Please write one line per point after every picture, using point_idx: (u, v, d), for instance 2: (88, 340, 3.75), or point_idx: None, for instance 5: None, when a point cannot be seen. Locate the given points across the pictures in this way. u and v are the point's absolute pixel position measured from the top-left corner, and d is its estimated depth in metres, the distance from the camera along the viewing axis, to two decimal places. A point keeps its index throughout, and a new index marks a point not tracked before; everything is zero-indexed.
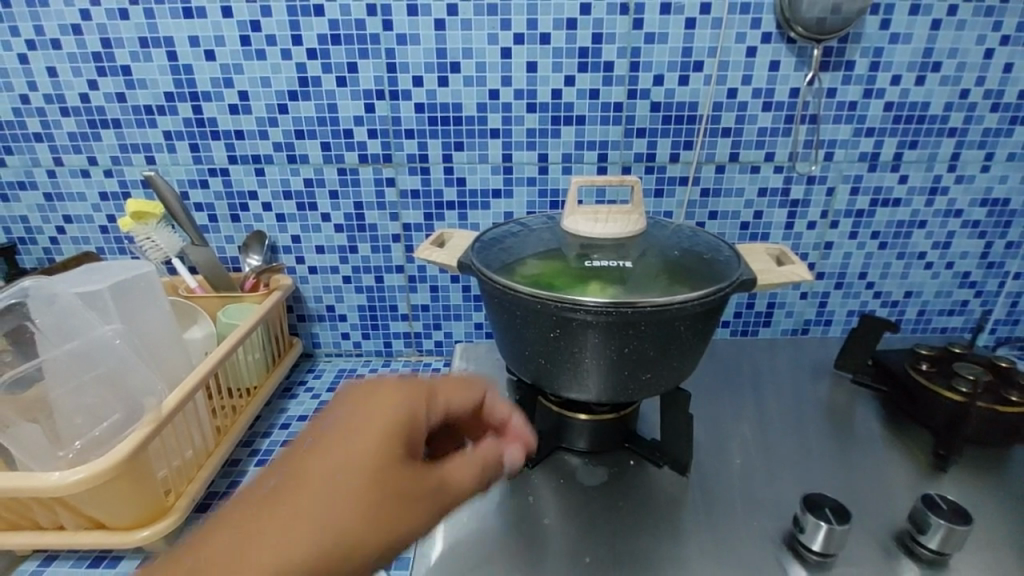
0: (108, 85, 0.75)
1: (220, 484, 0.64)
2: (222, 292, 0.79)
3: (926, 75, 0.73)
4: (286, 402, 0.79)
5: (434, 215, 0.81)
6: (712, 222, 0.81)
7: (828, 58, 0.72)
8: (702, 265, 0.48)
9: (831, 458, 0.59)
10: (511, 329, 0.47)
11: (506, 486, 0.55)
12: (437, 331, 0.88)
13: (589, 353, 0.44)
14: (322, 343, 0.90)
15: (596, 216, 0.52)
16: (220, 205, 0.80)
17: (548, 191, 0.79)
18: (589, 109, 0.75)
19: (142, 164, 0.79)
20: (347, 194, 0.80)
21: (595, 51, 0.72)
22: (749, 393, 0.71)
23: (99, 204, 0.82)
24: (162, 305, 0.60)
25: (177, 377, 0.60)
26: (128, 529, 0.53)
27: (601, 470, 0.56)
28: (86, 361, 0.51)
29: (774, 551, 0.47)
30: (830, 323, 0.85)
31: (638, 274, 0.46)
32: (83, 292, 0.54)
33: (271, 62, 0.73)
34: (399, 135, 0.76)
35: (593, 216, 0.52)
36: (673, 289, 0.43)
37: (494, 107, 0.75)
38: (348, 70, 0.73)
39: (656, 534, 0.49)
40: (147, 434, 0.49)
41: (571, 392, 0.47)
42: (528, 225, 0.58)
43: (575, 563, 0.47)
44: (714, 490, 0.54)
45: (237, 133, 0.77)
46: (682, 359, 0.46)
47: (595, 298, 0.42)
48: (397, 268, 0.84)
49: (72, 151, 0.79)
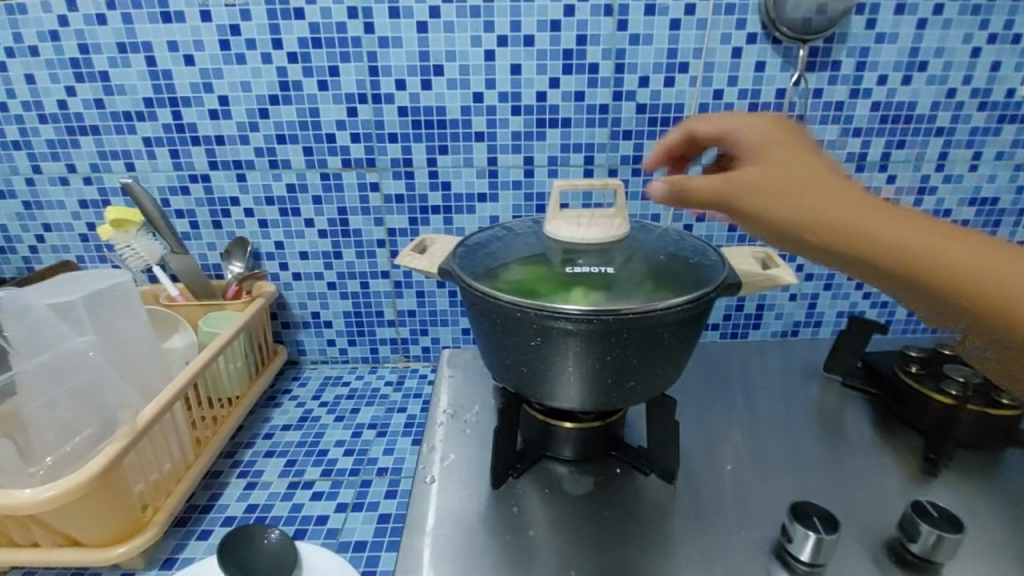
0: (86, 91, 0.74)
1: (200, 496, 0.63)
2: (204, 300, 0.77)
3: (913, 74, 0.72)
4: (270, 411, 0.78)
5: (419, 219, 0.80)
6: (700, 224, 0.80)
7: (815, 58, 0.72)
8: (686, 270, 0.47)
9: (820, 462, 0.58)
10: (493, 337, 0.46)
11: (491, 496, 0.54)
12: (424, 337, 0.87)
13: (571, 361, 0.43)
14: (308, 350, 0.88)
15: (579, 221, 0.51)
16: (201, 211, 0.79)
17: (534, 194, 0.79)
18: (575, 111, 0.74)
19: (122, 170, 0.78)
20: (331, 199, 0.79)
21: (580, 52, 0.71)
22: (737, 397, 0.70)
23: (79, 212, 0.80)
24: (139, 315, 0.59)
25: (155, 388, 0.59)
26: (104, 545, 0.52)
27: (587, 479, 0.55)
28: (57, 375, 0.49)
29: (763, 560, 0.47)
30: (820, 324, 0.84)
31: (621, 279, 0.45)
32: (56, 302, 0.52)
33: (251, 66, 0.72)
34: (382, 139, 0.75)
35: (576, 221, 0.51)
36: (656, 294, 0.43)
37: (479, 110, 0.74)
38: (330, 74, 0.72)
39: (643, 544, 0.48)
40: (122, 448, 0.48)
41: (554, 400, 0.46)
42: (512, 229, 0.57)
43: (560, 575, 0.46)
44: (703, 498, 0.53)
45: (218, 139, 0.75)
46: (666, 365, 0.45)
47: (576, 305, 0.40)
48: (383, 273, 0.83)
49: (50, 158, 0.77)
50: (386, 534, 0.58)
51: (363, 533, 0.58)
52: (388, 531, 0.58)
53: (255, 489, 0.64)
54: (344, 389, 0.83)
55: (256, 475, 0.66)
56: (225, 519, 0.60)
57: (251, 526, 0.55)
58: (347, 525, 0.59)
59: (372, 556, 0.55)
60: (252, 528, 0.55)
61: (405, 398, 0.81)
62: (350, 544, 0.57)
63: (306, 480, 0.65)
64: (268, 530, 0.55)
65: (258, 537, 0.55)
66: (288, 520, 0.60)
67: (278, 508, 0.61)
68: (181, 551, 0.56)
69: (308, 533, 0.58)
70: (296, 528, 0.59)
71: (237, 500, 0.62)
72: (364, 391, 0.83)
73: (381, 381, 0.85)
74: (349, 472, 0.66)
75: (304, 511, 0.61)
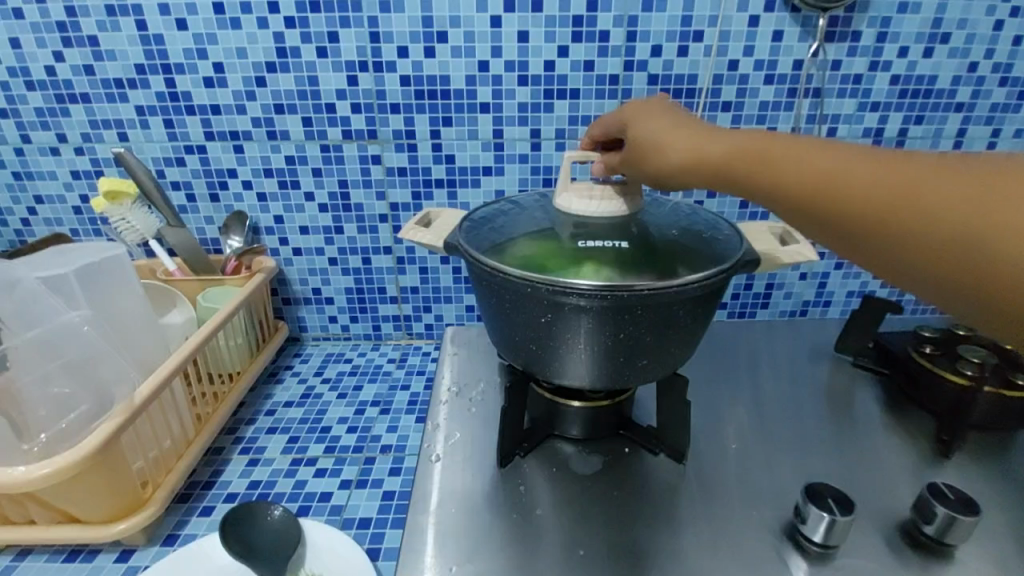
0: (75, 57, 0.71)
1: (202, 473, 0.62)
2: (202, 275, 0.76)
3: (935, 47, 0.70)
4: (272, 387, 0.77)
5: (422, 194, 0.78)
6: (710, 200, 0.78)
7: (834, 28, 0.69)
8: (704, 245, 0.45)
9: (831, 443, 0.57)
10: (500, 313, 0.45)
11: (497, 475, 0.53)
12: (427, 314, 0.86)
13: (584, 338, 0.42)
14: (309, 326, 0.87)
15: (591, 193, 0.49)
16: (198, 183, 0.77)
17: (541, 168, 0.76)
18: (584, 82, 0.71)
19: (114, 140, 0.75)
20: (331, 172, 0.76)
21: (590, 19, 0.68)
22: (746, 376, 0.69)
23: (71, 183, 0.78)
24: (134, 289, 0.58)
25: (153, 364, 0.57)
26: (105, 522, 0.51)
27: (595, 458, 0.54)
28: (50, 349, 0.47)
29: (773, 542, 0.46)
30: (829, 304, 0.83)
31: (635, 254, 0.43)
32: (47, 276, 0.51)
33: (246, 31, 0.69)
34: (384, 110, 0.73)
35: (588, 193, 0.49)
36: (672, 269, 0.41)
37: (484, 80, 0.71)
38: (328, 40, 0.69)
39: (652, 525, 0.48)
40: (119, 425, 0.47)
41: (565, 378, 0.45)
42: (520, 203, 0.55)
43: (568, 555, 0.45)
44: (712, 478, 0.52)
45: (214, 108, 0.73)
46: (680, 344, 0.43)
47: (587, 282, 0.39)
48: (385, 249, 0.81)
49: (40, 127, 0.75)
50: (391, 511, 0.57)
51: (367, 510, 0.57)
52: (393, 508, 0.57)
53: (257, 466, 0.63)
54: (346, 366, 0.82)
55: (258, 451, 0.65)
56: (227, 495, 0.59)
57: (254, 503, 0.54)
58: (351, 502, 0.58)
59: (377, 533, 0.55)
60: (256, 505, 0.54)
61: (408, 375, 0.80)
62: (355, 521, 0.56)
63: (309, 457, 0.64)
64: (273, 507, 0.54)
65: (263, 514, 0.54)
66: (292, 497, 0.59)
67: (281, 485, 0.61)
68: (183, 527, 0.56)
69: (312, 510, 0.57)
70: (299, 505, 0.58)
71: (240, 476, 0.62)
72: (367, 368, 0.82)
73: (384, 358, 0.84)
74: (352, 449, 0.66)
75: (307, 488, 0.60)
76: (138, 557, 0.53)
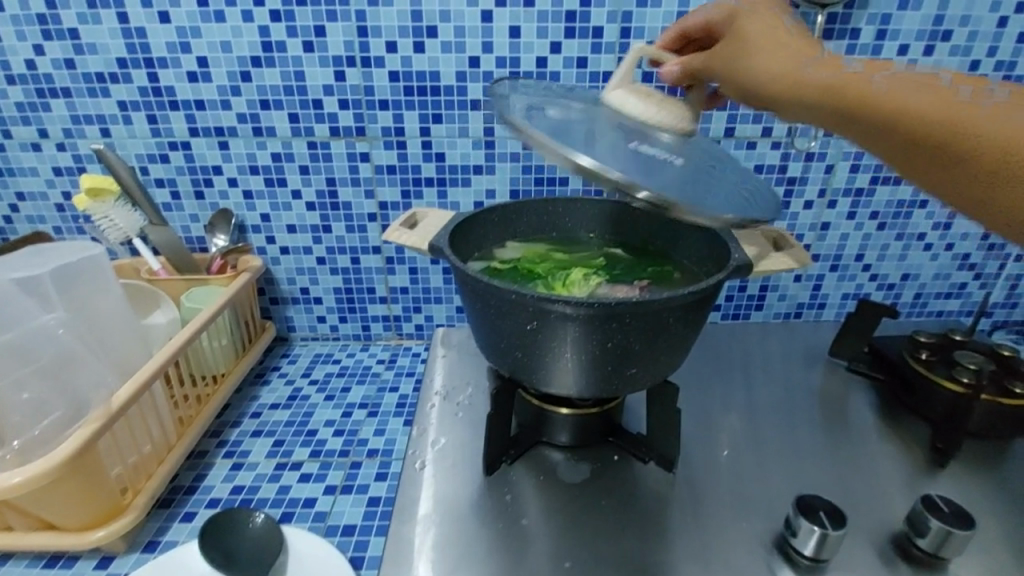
0: (55, 50, 0.69)
1: (185, 477, 0.61)
2: (187, 275, 0.74)
3: (935, 45, 0.68)
4: (258, 389, 0.76)
5: (412, 192, 0.76)
6: None
7: (832, 25, 0.67)
8: (745, 189, 0.44)
9: (823, 451, 0.57)
10: (486, 318, 0.43)
11: (483, 483, 0.52)
12: (417, 314, 0.85)
13: (570, 346, 0.40)
14: (297, 326, 0.86)
15: (646, 98, 0.46)
16: (182, 180, 0.75)
17: (533, 166, 0.75)
18: (577, 79, 0.70)
19: (96, 136, 0.73)
20: (319, 169, 0.75)
21: (583, 15, 0.66)
22: (739, 381, 0.68)
23: (53, 180, 0.76)
24: (112, 290, 0.56)
25: (131, 368, 0.56)
26: (84, 529, 0.50)
27: (583, 466, 0.53)
28: (23, 354, 0.46)
29: (764, 555, 0.45)
30: (824, 306, 0.82)
31: (686, 171, 0.41)
32: (22, 277, 0.48)
33: (231, 24, 0.67)
34: (372, 106, 0.71)
35: (644, 97, 0.45)
36: (703, 201, 0.39)
37: (474, 77, 0.70)
38: (315, 34, 0.67)
39: (641, 536, 0.47)
40: (94, 432, 0.46)
41: (551, 387, 0.44)
42: (565, 95, 0.50)
43: (554, 567, 0.44)
44: (703, 488, 0.51)
45: (198, 103, 0.71)
46: (671, 352, 0.42)
47: (646, 189, 0.37)
48: (374, 248, 0.80)
49: (20, 122, 0.73)
50: (376, 518, 0.56)
51: (352, 517, 0.56)
52: (378, 515, 0.56)
53: (241, 470, 0.62)
54: (334, 367, 0.81)
55: (242, 455, 0.64)
56: (210, 501, 0.58)
57: (235, 508, 0.53)
58: (335, 508, 0.57)
59: (361, 541, 0.54)
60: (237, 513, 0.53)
61: (397, 377, 0.78)
62: (339, 529, 0.55)
63: (294, 462, 0.63)
64: (254, 513, 0.53)
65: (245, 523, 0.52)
66: (275, 503, 0.58)
67: (265, 490, 0.60)
68: (164, 534, 0.55)
69: (295, 517, 0.56)
70: (283, 511, 0.57)
71: (223, 481, 0.61)
72: (355, 369, 0.80)
73: (373, 359, 0.83)
74: (338, 453, 0.64)
75: (291, 494, 0.59)
76: (118, 564, 0.52)
